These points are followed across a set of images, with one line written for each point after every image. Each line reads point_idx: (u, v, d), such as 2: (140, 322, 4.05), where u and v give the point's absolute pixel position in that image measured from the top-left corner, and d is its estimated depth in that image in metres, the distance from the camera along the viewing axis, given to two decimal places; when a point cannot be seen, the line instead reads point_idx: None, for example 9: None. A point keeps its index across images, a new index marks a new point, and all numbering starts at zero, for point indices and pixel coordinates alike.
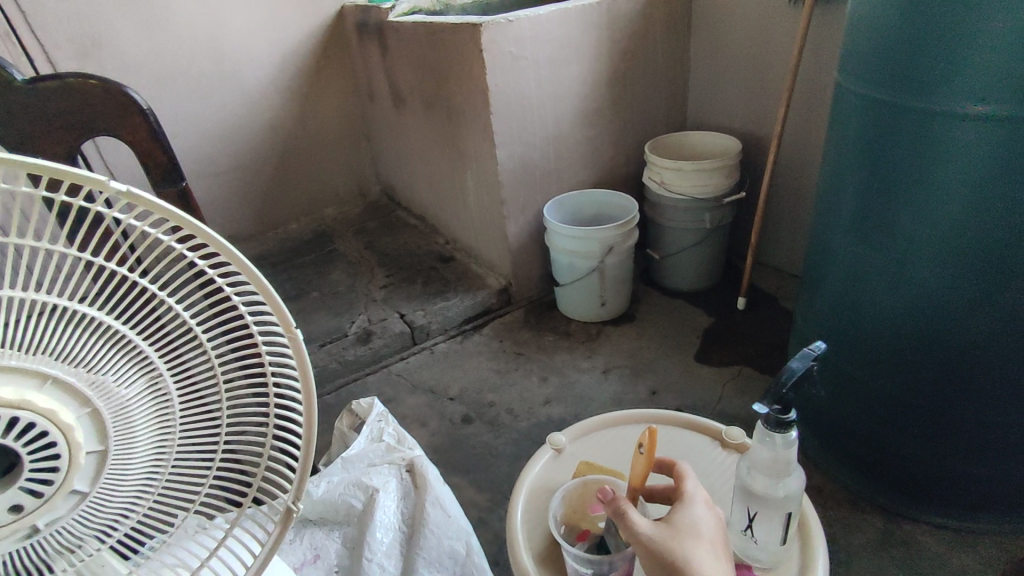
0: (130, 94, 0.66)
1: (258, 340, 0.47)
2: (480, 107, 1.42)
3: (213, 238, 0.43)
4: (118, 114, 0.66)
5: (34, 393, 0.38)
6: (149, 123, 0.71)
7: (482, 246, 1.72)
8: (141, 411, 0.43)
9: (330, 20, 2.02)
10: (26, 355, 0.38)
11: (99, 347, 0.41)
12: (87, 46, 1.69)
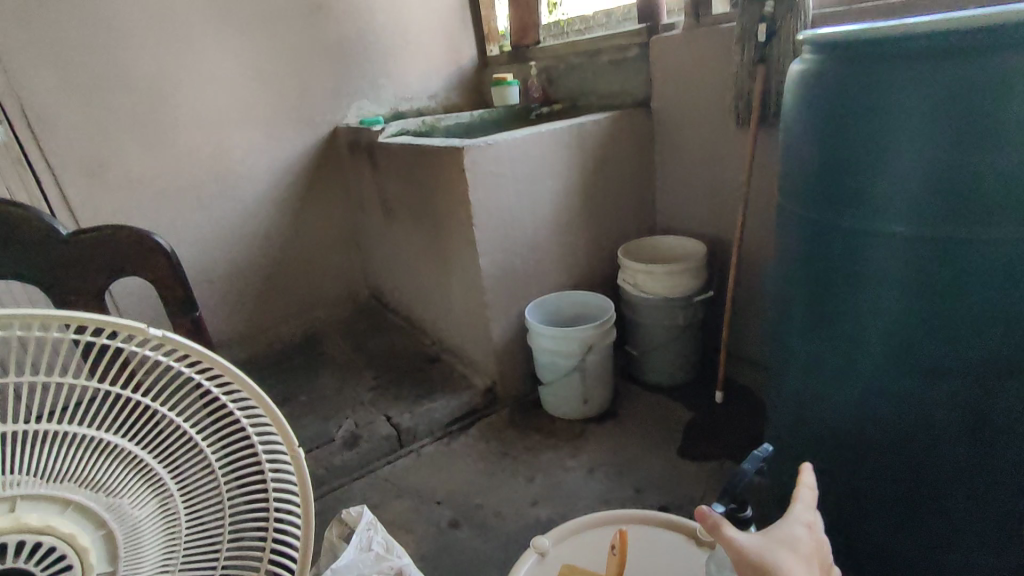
0: (154, 239, 0.89)
1: (261, 455, 0.51)
2: (463, 219, 1.54)
3: (223, 365, 0.50)
4: (142, 254, 0.89)
5: (58, 518, 0.42)
6: (169, 261, 0.92)
7: (467, 347, 1.79)
8: (149, 528, 0.47)
9: (324, 139, 2.19)
10: (53, 482, 0.43)
11: (118, 470, 0.46)
12: (96, 168, 1.81)
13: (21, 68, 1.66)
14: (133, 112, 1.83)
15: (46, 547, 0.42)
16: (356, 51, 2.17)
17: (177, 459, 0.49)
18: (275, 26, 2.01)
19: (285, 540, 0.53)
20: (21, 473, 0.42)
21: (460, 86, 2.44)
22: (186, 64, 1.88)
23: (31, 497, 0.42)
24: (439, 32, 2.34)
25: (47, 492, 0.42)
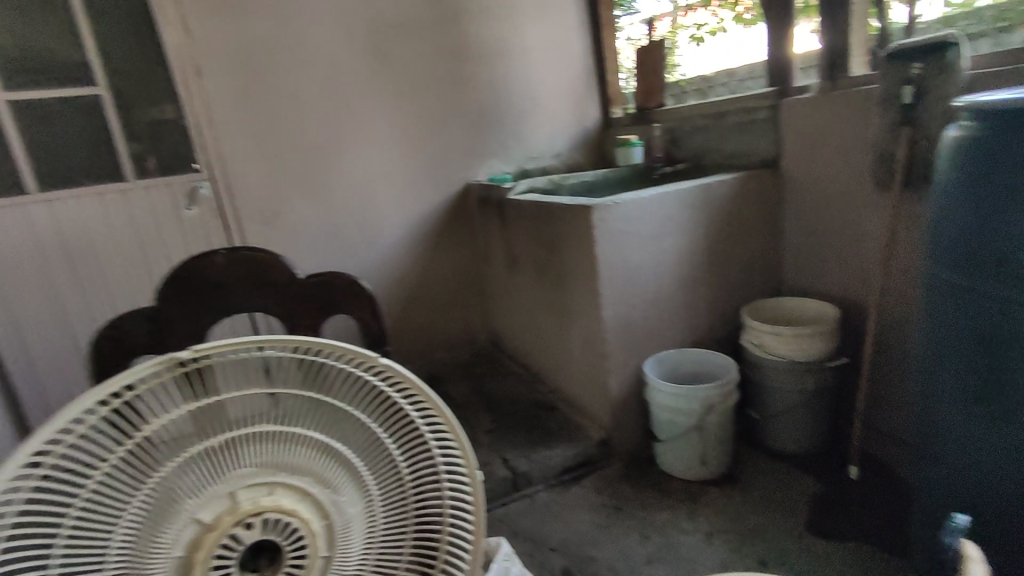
0: (360, 284, 1.03)
1: (433, 448, 0.64)
2: (587, 273, 1.61)
3: (394, 368, 0.63)
4: (354, 297, 1.04)
5: (291, 494, 0.58)
6: (371, 305, 1.03)
7: (583, 398, 1.82)
8: (357, 513, 0.62)
9: (458, 194, 2.39)
10: (290, 469, 0.59)
11: (329, 462, 0.61)
12: (270, 216, 2.10)
13: (224, 135, 1.99)
14: (303, 171, 2.13)
15: (283, 518, 0.57)
16: (491, 115, 2.37)
17: (373, 458, 0.64)
18: (423, 95, 2.26)
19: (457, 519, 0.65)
20: (263, 459, 0.58)
21: (583, 145, 2.57)
22: (348, 130, 2.17)
23: (280, 478, 0.58)
24: (567, 97, 2.50)
25: (289, 477, 0.59)
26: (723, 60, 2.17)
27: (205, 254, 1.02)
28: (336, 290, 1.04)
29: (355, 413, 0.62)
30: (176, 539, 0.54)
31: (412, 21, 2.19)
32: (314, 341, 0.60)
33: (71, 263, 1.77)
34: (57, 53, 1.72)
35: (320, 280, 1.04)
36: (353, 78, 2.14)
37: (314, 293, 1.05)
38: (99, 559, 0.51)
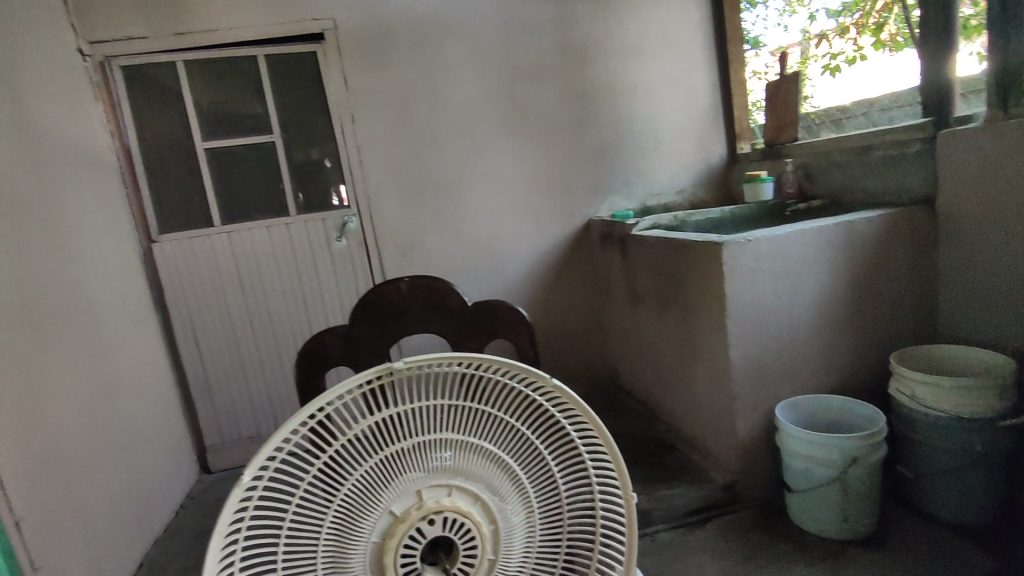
0: (521, 313, 1.05)
1: (587, 463, 0.69)
2: (716, 310, 1.58)
3: (556, 386, 0.68)
4: (513, 326, 1.05)
5: (464, 496, 0.66)
6: (529, 334, 1.04)
7: (707, 439, 1.76)
8: (519, 520, 0.69)
9: (579, 229, 2.45)
10: (463, 474, 0.67)
11: (495, 469, 0.69)
12: (407, 248, 2.28)
13: (372, 174, 2.22)
14: (437, 206, 2.29)
15: (457, 516, 0.65)
16: (614, 153, 2.43)
17: (533, 468, 0.70)
18: (550, 135, 2.36)
19: (610, 531, 0.68)
20: (442, 463, 0.67)
21: (708, 181, 2.53)
22: (479, 168, 2.31)
23: (454, 481, 0.67)
24: (692, 133, 2.49)
25: (461, 481, 0.67)
26: (850, 90, 2.25)
27: (391, 282, 1.06)
28: (497, 316, 1.05)
29: (519, 428, 0.69)
30: (374, 527, 0.64)
31: (542, 66, 2.32)
32: (485, 358, 0.66)
33: (243, 285, 2.15)
34: (249, 113, 2.14)
35: (482, 306, 1.06)
36: (486, 121, 2.30)
37: (473, 318, 1.06)
38: (317, 539, 0.62)
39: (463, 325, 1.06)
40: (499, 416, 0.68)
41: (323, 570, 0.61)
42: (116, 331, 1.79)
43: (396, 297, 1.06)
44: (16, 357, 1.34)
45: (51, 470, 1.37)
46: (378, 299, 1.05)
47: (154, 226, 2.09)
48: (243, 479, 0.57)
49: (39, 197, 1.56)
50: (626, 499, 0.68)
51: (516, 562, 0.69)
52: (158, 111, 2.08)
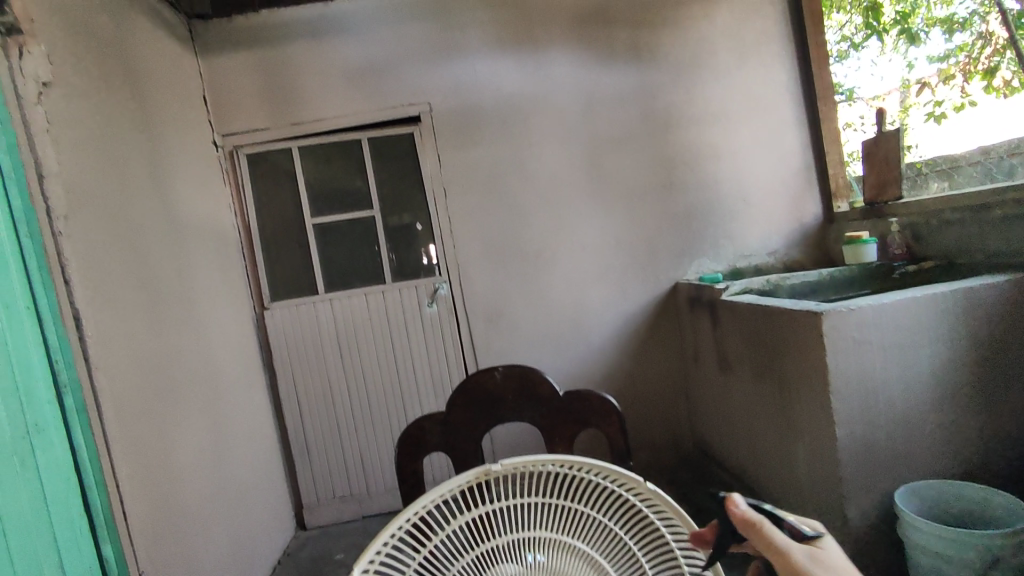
0: (610, 402, 1.00)
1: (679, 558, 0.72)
2: (818, 383, 1.48)
3: (642, 484, 0.76)
4: (604, 415, 1.00)
5: None
6: (621, 423, 0.99)
7: (813, 523, 1.62)
8: None
9: (665, 293, 2.41)
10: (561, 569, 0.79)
11: (590, 564, 0.79)
12: (493, 314, 2.35)
13: (462, 243, 2.33)
14: (523, 272, 2.35)
15: None
16: (700, 216, 2.40)
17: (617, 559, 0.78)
18: (633, 201, 2.38)
19: None
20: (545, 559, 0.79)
21: (802, 242, 2.43)
22: (563, 235, 2.36)
23: None
24: (782, 193, 2.42)
25: None
26: (952, 136, 2.21)
27: (485, 371, 1.04)
28: (586, 406, 1.01)
29: (609, 525, 0.79)
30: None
31: (625, 135, 2.37)
32: (573, 459, 0.77)
33: (342, 348, 2.29)
34: (352, 189, 2.34)
35: (570, 394, 1.02)
36: (570, 189, 2.36)
37: (562, 406, 1.03)
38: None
39: (551, 414, 1.03)
40: (592, 514, 0.80)
41: None
42: (232, 392, 1.96)
43: (491, 386, 1.04)
44: (149, 418, 1.49)
45: (170, 524, 1.49)
46: (473, 388, 1.04)
47: (266, 294, 2.29)
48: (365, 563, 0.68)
49: (175, 273, 1.76)
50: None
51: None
52: (275, 192, 2.32)
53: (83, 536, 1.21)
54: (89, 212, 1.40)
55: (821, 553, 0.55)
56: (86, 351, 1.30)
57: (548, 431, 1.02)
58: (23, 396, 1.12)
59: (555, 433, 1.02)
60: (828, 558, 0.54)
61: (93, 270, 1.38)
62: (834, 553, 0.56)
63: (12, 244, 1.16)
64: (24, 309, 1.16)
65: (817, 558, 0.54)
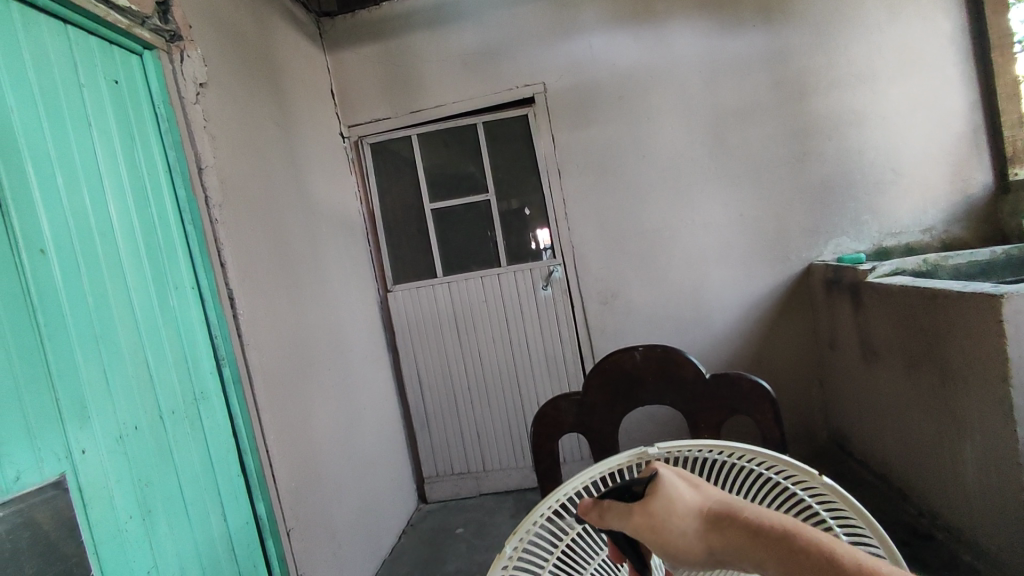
0: (763, 387, 0.93)
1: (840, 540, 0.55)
2: (996, 375, 1.28)
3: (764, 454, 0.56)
4: (755, 400, 0.93)
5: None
6: (776, 410, 0.92)
7: (981, 535, 1.42)
8: None
9: (798, 276, 2.22)
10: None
11: None
12: (608, 296, 2.29)
13: (576, 225, 2.29)
14: (640, 254, 2.27)
15: None
16: (840, 191, 2.18)
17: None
18: (762, 176, 2.21)
19: None
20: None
21: (967, 216, 2.13)
22: (683, 213, 2.25)
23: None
24: (942, 162, 2.12)
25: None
26: None
27: (624, 351, 1.00)
28: (735, 390, 0.94)
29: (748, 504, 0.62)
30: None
31: (754, 106, 2.20)
32: (730, 444, 0.58)
33: (459, 329, 2.35)
34: (466, 174, 2.38)
35: (717, 376, 0.96)
36: (691, 166, 2.24)
37: (707, 389, 0.96)
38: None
39: (695, 397, 0.97)
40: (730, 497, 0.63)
41: None
42: (360, 369, 2.09)
43: (630, 367, 1.00)
44: (292, 391, 1.62)
45: (312, 488, 1.61)
46: (612, 368, 1.00)
47: (389, 278, 2.41)
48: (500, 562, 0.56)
49: (311, 257, 1.89)
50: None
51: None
52: (396, 179, 2.42)
53: (240, 494, 1.34)
54: (240, 201, 1.53)
55: (660, 486, 0.50)
56: (239, 328, 1.43)
57: (690, 415, 0.97)
58: (190, 366, 1.26)
59: (698, 417, 0.96)
60: (663, 493, 0.49)
61: (243, 254, 1.50)
62: (664, 476, 0.51)
63: (177, 231, 1.30)
64: (188, 288, 1.30)
65: (654, 505, 0.48)
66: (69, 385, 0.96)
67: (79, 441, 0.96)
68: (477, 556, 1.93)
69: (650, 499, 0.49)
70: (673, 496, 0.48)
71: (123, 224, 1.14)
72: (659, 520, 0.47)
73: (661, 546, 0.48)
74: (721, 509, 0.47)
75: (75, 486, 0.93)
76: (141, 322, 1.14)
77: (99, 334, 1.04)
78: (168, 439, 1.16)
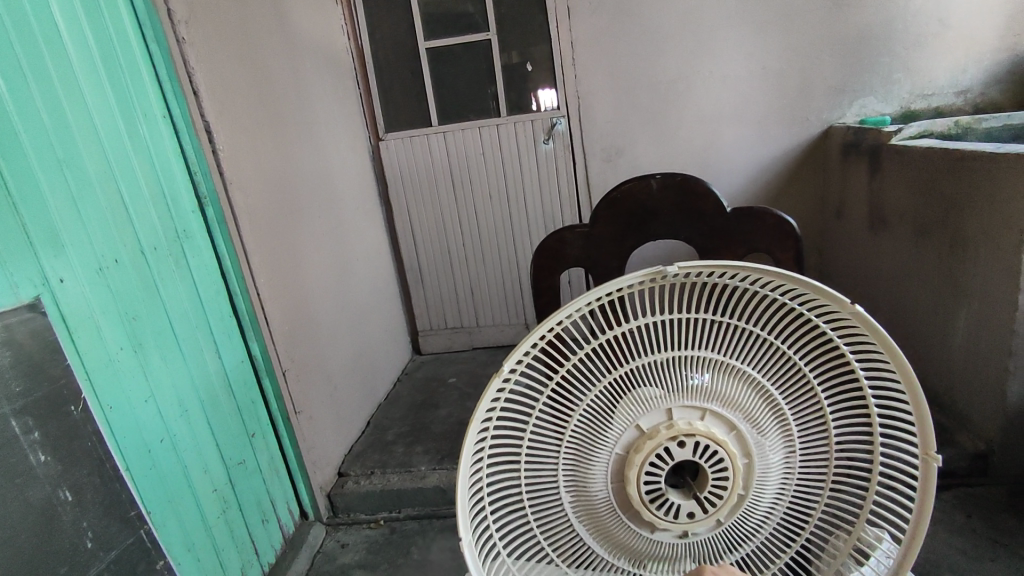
0: (788, 222, 0.93)
1: (866, 387, 0.52)
2: (1010, 241, 1.24)
3: (804, 284, 0.48)
4: (779, 237, 0.94)
5: None
6: (798, 245, 0.93)
7: (956, 398, 1.47)
8: None
9: (815, 139, 2.10)
10: None
11: (756, 402, 0.53)
12: (613, 154, 2.18)
13: (584, 74, 2.11)
14: (650, 108, 2.12)
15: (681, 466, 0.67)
16: (875, 44, 1.98)
17: (797, 400, 0.54)
18: (794, 24, 1.99)
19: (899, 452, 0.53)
20: None
21: (1006, 77, 1.97)
22: (702, 64, 2.06)
23: None
24: (996, 12, 1.91)
25: None
26: None
27: (640, 180, 0.95)
28: (759, 226, 0.94)
29: (778, 346, 0.52)
30: (605, 473, 0.54)
31: None
32: (759, 267, 0.48)
33: (455, 182, 2.26)
34: (467, 10, 2.14)
35: (740, 210, 0.94)
36: (715, 9, 2.01)
37: (730, 225, 0.95)
38: (554, 474, 0.55)
39: (714, 232, 0.95)
40: (760, 333, 0.52)
41: (571, 513, 0.55)
42: (352, 221, 2.02)
43: (646, 199, 0.95)
44: (282, 238, 1.56)
45: (306, 333, 1.62)
46: (628, 199, 0.95)
47: (381, 126, 2.25)
48: (476, 417, 0.51)
49: (294, 93, 1.74)
50: (925, 476, 0.53)
51: (763, 511, 0.56)
52: (388, 12, 2.17)
53: (233, 333, 1.34)
54: (208, 20, 1.36)
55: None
56: (220, 164, 1.33)
57: (710, 251, 0.96)
58: (169, 202, 1.19)
59: (719, 252, 0.95)
60: None
61: (216, 82, 1.36)
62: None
63: (140, 50, 1.15)
64: (158, 116, 1.19)
65: None
66: (36, 210, 0.90)
67: (54, 269, 0.91)
68: (469, 403, 2.01)
69: None
70: None
71: (73, 33, 1.00)
72: None
73: None
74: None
75: (56, 314, 0.90)
76: (108, 149, 1.05)
77: (61, 158, 0.95)
78: (153, 275, 1.12)
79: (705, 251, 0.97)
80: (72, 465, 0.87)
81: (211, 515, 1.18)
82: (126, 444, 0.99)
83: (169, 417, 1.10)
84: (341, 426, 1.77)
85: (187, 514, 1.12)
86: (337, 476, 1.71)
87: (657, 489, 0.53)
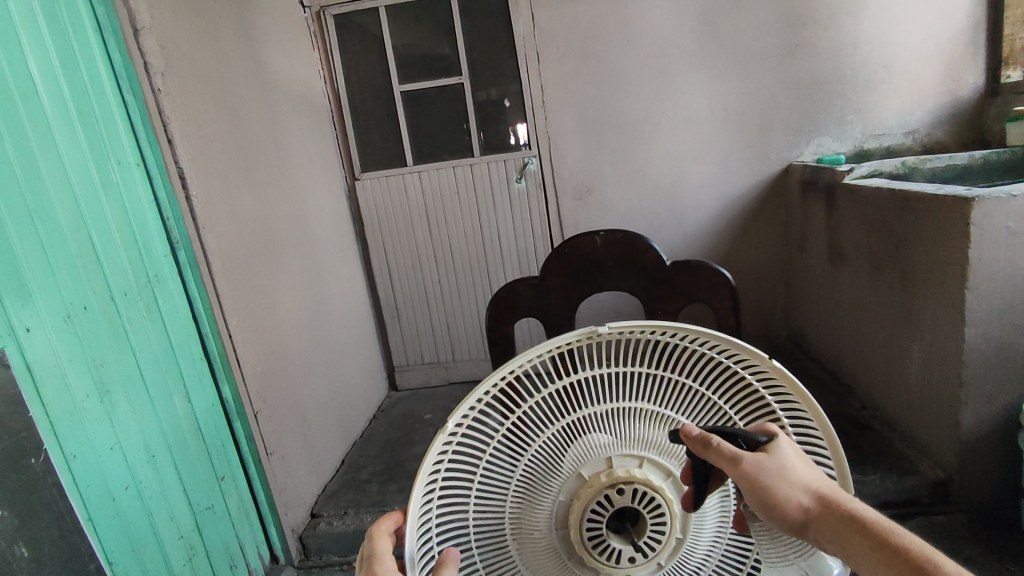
0: (722, 273, 1.00)
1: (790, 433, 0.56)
2: (953, 277, 1.30)
3: (730, 342, 0.52)
4: (715, 287, 1.00)
5: None
6: (732, 294, 0.99)
7: (915, 427, 1.52)
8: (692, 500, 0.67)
9: (776, 177, 2.19)
10: None
11: None
12: (583, 192, 2.24)
13: (554, 115, 2.18)
14: (618, 148, 2.20)
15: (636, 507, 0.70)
16: (828, 88, 2.09)
17: None
18: (751, 69, 2.10)
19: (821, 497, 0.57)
20: None
21: (950, 119, 2.08)
22: (666, 106, 2.15)
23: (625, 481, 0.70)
24: (937, 59, 2.04)
25: None
26: None
27: (586, 235, 1.04)
28: (695, 276, 1.02)
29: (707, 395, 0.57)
30: (550, 516, 0.58)
31: None
32: (691, 328, 0.52)
33: (430, 219, 2.30)
34: (440, 55, 2.21)
35: (677, 262, 1.02)
36: (678, 55, 2.11)
37: (668, 275, 1.03)
38: (501, 518, 0.57)
39: (653, 282, 1.03)
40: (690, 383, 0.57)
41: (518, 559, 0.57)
42: (327, 260, 2.05)
43: (591, 252, 1.04)
44: (256, 280, 1.58)
45: (279, 373, 1.62)
46: (574, 253, 1.04)
47: (357, 165, 2.30)
48: (424, 469, 0.51)
49: (269, 136, 1.77)
50: None
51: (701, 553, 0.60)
52: (364, 56, 2.24)
53: (204, 376, 1.34)
54: (184, 70, 1.39)
55: (773, 480, 0.52)
56: (193, 210, 1.35)
57: (649, 301, 1.04)
58: (141, 248, 1.21)
59: (658, 301, 1.03)
60: (779, 463, 0.53)
61: (191, 130, 1.39)
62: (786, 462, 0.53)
63: (116, 103, 1.18)
64: (133, 164, 1.21)
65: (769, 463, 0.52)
66: (5, 261, 0.91)
67: (21, 318, 0.92)
68: None
69: (768, 458, 0.53)
70: (785, 465, 0.53)
71: (50, 91, 1.03)
72: (774, 484, 0.52)
73: (761, 501, 0.53)
74: (826, 525, 0.53)
75: (22, 366, 0.91)
76: (81, 199, 1.07)
77: (32, 209, 0.97)
78: (122, 321, 1.13)
79: (646, 300, 1.04)
80: (31, 517, 0.87)
81: (177, 563, 1.17)
82: (90, 493, 0.98)
83: (135, 463, 1.10)
84: (314, 465, 1.76)
85: (152, 562, 1.11)
86: (311, 517, 1.69)
87: (599, 534, 0.57)
